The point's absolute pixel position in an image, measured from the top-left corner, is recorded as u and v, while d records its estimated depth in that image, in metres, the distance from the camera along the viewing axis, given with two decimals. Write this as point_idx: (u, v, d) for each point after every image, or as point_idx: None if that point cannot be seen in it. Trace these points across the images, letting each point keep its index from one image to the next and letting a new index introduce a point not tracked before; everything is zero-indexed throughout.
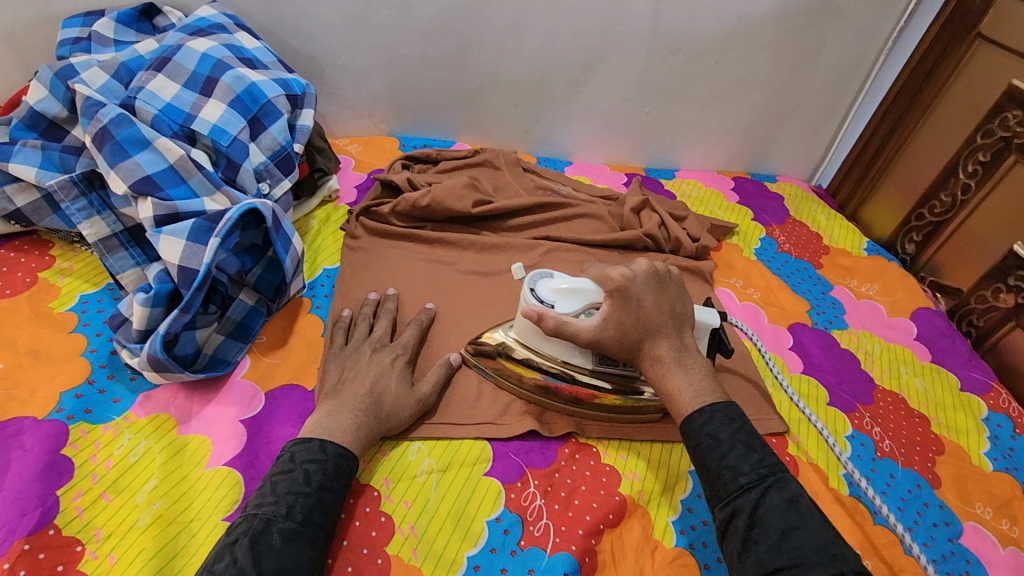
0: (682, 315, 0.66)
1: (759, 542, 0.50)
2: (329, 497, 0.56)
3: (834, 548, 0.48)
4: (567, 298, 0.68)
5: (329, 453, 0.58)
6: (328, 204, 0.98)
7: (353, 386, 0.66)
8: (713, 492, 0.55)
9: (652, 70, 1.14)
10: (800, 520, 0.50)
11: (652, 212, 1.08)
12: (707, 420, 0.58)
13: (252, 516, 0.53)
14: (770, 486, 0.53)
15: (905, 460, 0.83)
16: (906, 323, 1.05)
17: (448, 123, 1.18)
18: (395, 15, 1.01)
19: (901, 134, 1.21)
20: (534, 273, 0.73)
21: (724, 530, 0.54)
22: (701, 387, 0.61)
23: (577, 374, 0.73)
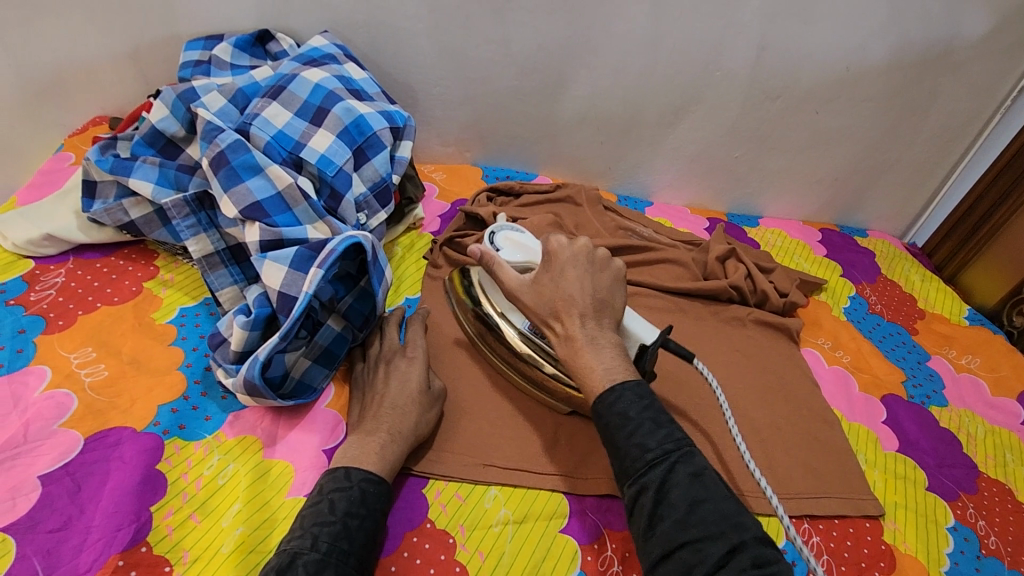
0: (606, 298, 0.66)
1: (665, 517, 0.52)
2: (354, 522, 0.56)
3: (734, 516, 0.51)
4: (514, 249, 0.81)
5: (353, 480, 0.59)
6: (412, 231, 0.99)
7: (375, 416, 0.66)
8: (622, 470, 0.56)
9: (746, 116, 1.11)
10: (703, 492, 0.52)
11: (737, 262, 1.04)
12: (616, 399, 0.58)
13: (281, 553, 0.53)
14: (675, 462, 0.54)
15: (1015, 561, 0.75)
16: (1012, 406, 0.97)
17: (532, 156, 1.18)
18: (494, 50, 1.02)
19: (1016, 198, 1.13)
20: (503, 224, 0.86)
21: (631, 507, 0.54)
22: (612, 366, 0.61)
23: (512, 334, 0.76)
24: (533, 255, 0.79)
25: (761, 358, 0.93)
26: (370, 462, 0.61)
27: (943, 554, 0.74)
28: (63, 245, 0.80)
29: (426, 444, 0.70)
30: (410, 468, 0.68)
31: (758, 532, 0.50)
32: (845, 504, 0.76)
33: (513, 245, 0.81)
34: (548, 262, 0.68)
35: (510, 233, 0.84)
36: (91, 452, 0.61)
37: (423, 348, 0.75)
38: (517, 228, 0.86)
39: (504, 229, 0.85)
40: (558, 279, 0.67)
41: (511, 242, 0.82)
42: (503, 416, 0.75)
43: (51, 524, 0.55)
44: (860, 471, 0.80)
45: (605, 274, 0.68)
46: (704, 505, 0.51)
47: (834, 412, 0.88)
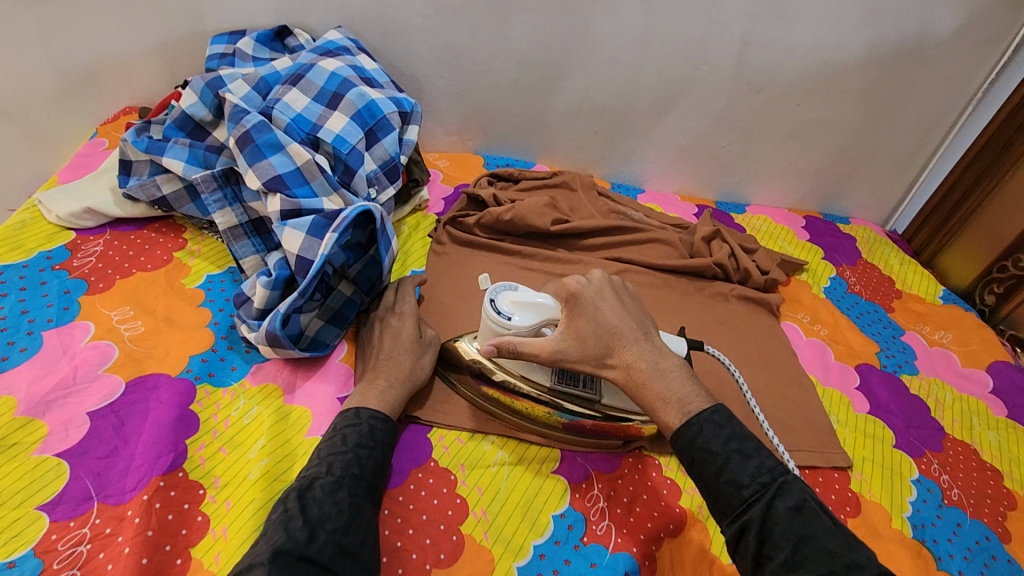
0: (641, 319, 0.69)
1: (772, 556, 0.52)
2: (364, 452, 0.63)
3: (845, 553, 0.51)
4: (526, 312, 0.70)
5: (363, 417, 0.66)
6: (418, 212, 1.06)
7: (375, 367, 0.73)
8: (718, 507, 0.57)
9: (731, 107, 1.19)
10: (809, 528, 0.52)
11: (722, 242, 1.10)
12: (696, 434, 0.59)
13: (302, 478, 0.61)
14: (773, 497, 0.54)
15: (974, 511, 0.81)
16: (981, 376, 1.03)
17: (531, 145, 1.26)
18: (495, 45, 1.10)
19: (986, 184, 1.20)
20: (497, 284, 0.74)
21: (735, 544, 0.55)
22: (683, 396, 0.62)
23: (537, 392, 0.73)
24: (551, 311, 0.70)
25: (742, 329, 1.00)
26: (373, 402, 0.68)
27: (906, 502, 0.80)
28: (101, 218, 0.88)
29: (428, 395, 0.77)
30: (415, 416, 0.75)
31: (875, 566, 0.49)
32: (815, 457, 0.82)
33: (522, 307, 0.70)
34: (575, 304, 0.69)
35: (510, 293, 0.72)
36: (132, 394, 0.68)
37: (413, 304, 0.81)
38: (511, 283, 0.74)
39: (501, 291, 0.73)
40: (592, 317, 0.67)
41: (517, 306, 0.70)
42: None
43: (100, 451, 0.63)
44: (831, 430, 0.87)
45: (627, 302, 0.70)
46: (811, 543, 0.51)
47: (809, 378, 0.95)
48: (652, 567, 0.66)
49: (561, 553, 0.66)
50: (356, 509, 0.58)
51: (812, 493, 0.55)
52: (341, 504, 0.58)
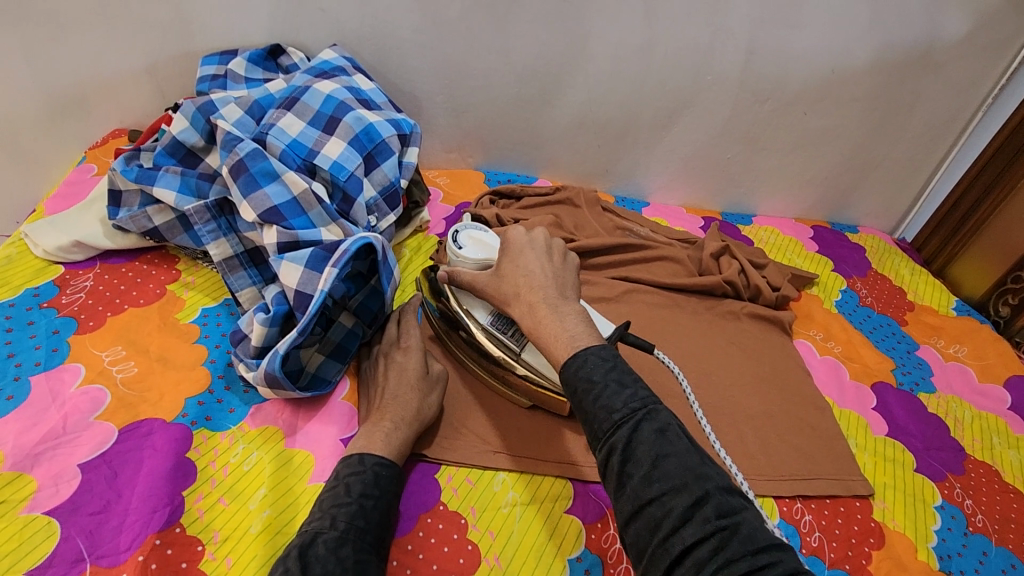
0: (564, 278, 0.69)
1: (632, 474, 0.50)
2: (369, 502, 0.60)
3: (700, 469, 0.50)
4: (476, 247, 0.78)
5: (367, 464, 0.63)
6: (419, 234, 1.03)
7: (381, 407, 0.70)
8: (591, 433, 0.54)
9: (737, 118, 1.16)
10: (669, 447, 0.51)
11: (731, 258, 1.08)
12: (581, 365, 0.57)
13: (304, 532, 0.58)
14: (640, 420, 0.52)
15: (1000, 538, 0.79)
16: (999, 392, 1.00)
17: (532, 160, 1.23)
18: (494, 59, 1.07)
19: (995, 197, 1.18)
20: (468, 223, 0.83)
21: (603, 470, 0.52)
22: (576, 332, 0.61)
23: (473, 327, 0.75)
24: (494, 255, 0.77)
25: (754, 349, 0.97)
26: (377, 447, 0.65)
27: (931, 531, 0.77)
28: (90, 250, 0.84)
29: (434, 434, 0.74)
30: (424, 455, 0.72)
31: (724, 483, 0.49)
32: (835, 486, 0.80)
33: (476, 243, 0.79)
34: (505, 252, 0.71)
35: (473, 231, 0.81)
36: (125, 442, 0.65)
37: (420, 338, 0.79)
38: (480, 227, 0.83)
39: (468, 228, 0.82)
40: (514, 263, 0.70)
41: (473, 241, 0.79)
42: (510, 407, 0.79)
43: (92, 507, 0.59)
44: (851, 455, 0.84)
45: (557, 259, 0.71)
46: (670, 460, 0.50)
47: (825, 399, 0.92)
48: None
49: None
50: (360, 566, 0.55)
51: (677, 419, 0.54)
52: (345, 561, 0.55)
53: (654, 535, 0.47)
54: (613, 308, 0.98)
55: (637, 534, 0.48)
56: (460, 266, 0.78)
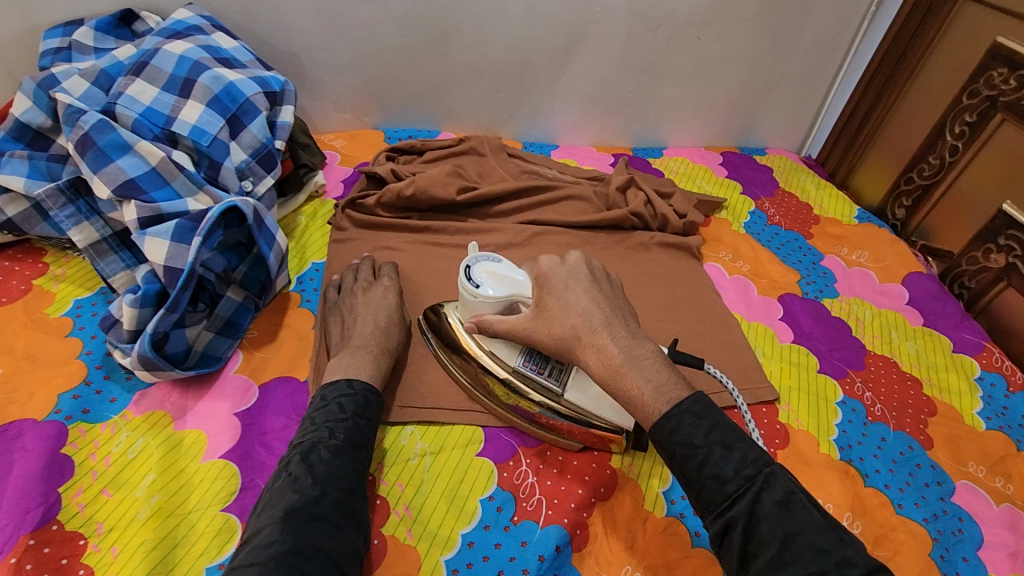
0: (620, 307, 0.63)
1: (758, 554, 0.48)
2: (363, 421, 0.62)
3: (837, 552, 0.46)
4: (497, 284, 0.69)
5: (356, 388, 0.64)
6: (315, 199, 0.99)
7: (362, 333, 0.71)
8: (699, 502, 0.52)
9: (633, 48, 1.14)
10: (797, 523, 0.48)
11: (637, 190, 1.08)
12: (676, 426, 0.52)
13: (299, 443, 0.58)
14: (759, 491, 0.49)
15: (897, 422, 0.83)
16: (898, 289, 1.04)
17: (432, 113, 1.19)
18: (373, 7, 1.02)
19: (886, 101, 1.21)
20: (479, 252, 0.73)
21: (719, 541, 0.50)
22: (660, 382, 0.55)
23: (500, 374, 0.71)
24: (519, 292, 0.68)
25: (665, 277, 0.98)
26: (366, 374, 0.66)
27: (832, 425, 0.81)
28: None
29: None
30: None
31: (867, 563, 0.46)
32: (744, 395, 0.82)
33: (495, 279, 0.70)
34: (543, 288, 0.65)
35: (488, 263, 0.71)
36: None
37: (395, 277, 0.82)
38: (494, 255, 0.73)
39: (480, 260, 0.72)
40: (561, 299, 0.63)
41: (491, 276, 0.70)
42: (419, 361, 0.79)
43: None
44: (758, 364, 0.87)
45: (603, 284, 0.65)
46: (801, 539, 0.47)
47: (733, 315, 0.95)
48: (585, 536, 0.64)
49: (491, 538, 0.63)
50: (358, 477, 0.58)
51: (795, 481, 0.51)
52: (346, 467, 0.57)
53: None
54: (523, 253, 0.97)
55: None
56: (481, 308, 0.70)
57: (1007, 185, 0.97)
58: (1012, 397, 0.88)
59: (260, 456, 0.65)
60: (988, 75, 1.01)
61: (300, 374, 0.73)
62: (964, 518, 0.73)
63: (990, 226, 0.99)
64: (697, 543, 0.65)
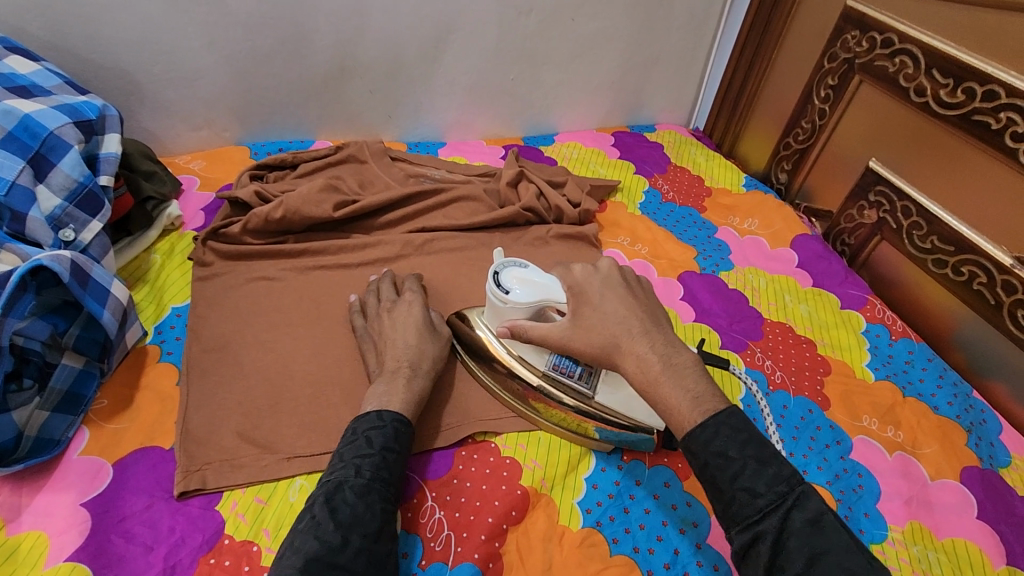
0: (654, 312, 0.61)
1: (786, 570, 0.47)
2: (393, 455, 0.59)
3: (863, 572, 0.45)
4: (528, 289, 0.68)
5: (387, 419, 0.61)
6: (171, 233, 0.88)
7: (394, 356, 0.69)
8: (726, 514, 0.51)
9: (507, 34, 1.10)
10: (826, 542, 0.47)
11: (529, 183, 1.05)
12: (712, 437, 0.51)
13: (327, 481, 0.56)
14: (790, 508, 0.48)
15: (796, 387, 0.85)
16: (787, 253, 1.08)
17: (302, 121, 1.09)
18: (210, 11, 0.91)
19: (758, 68, 1.24)
20: (507, 258, 0.72)
21: (743, 553, 0.49)
22: (697, 392, 0.54)
23: (530, 378, 0.71)
24: (551, 296, 0.66)
25: None
26: (397, 404, 0.64)
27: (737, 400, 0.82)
28: None
29: (209, 459, 0.64)
30: (201, 486, 0.61)
31: None
32: None
33: (525, 285, 0.68)
34: (579, 296, 0.62)
35: (516, 269, 0.70)
36: None
37: (419, 292, 0.79)
38: (521, 262, 0.72)
39: (508, 266, 0.71)
40: (599, 308, 0.60)
41: (523, 281, 0.68)
42: (307, 402, 0.71)
43: None
44: None
45: (637, 293, 0.63)
46: (829, 559, 0.46)
47: None
48: (498, 567, 0.61)
49: None
50: (384, 517, 0.55)
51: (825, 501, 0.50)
52: (373, 508, 0.55)
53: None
54: (416, 263, 0.92)
55: None
56: (513, 314, 0.68)
57: (873, 143, 1.00)
58: (895, 344, 0.93)
59: (119, 548, 0.56)
60: (844, 39, 1.04)
61: (164, 442, 0.65)
62: (862, 473, 0.76)
63: (861, 183, 1.04)
64: (615, 551, 0.64)
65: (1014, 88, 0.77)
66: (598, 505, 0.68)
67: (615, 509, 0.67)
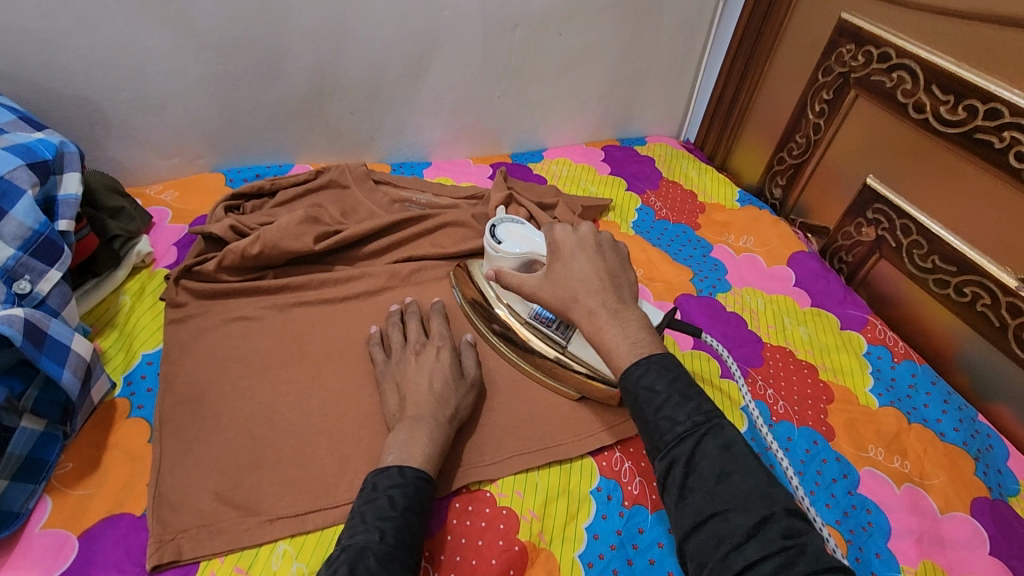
0: (619, 275, 0.62)
1: (695, 489, 0.49)
2: (414, 517, 0.55)
3: (765, 488, 0.47)
4: (517, 242, 0.75)
5: (408, 478, 0.58)
6: (141, 272, 0.83)
7: (417, 403, 0.66)
8: (652, 444, 0.52)
9: (493, 51, 1.06)
10: (735, 464, 0.48)
11: (518, 206, 1.01)
12: (644, 373, 0.54)
13: (347, 545, 0.51)
14: (705, 435, 0.50)
15: (800, 418, 0.82)
16: (785, 271, 1.05)
17: (281, 144, 1.05)
18: (177, 34, 0.86)
19: (750, 81, 1.21)
20: (505, 216, 0.80)
21: (664, 482, 0.51)
22: (636, 339, 0.57)
23: (514, 321, 0.80)
24: (537, 250, 0.73)
25: None
26: (418, 458, 0.60)
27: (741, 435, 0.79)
28: None
29: (184, 526, 0.59)
30: (175, 558, 0.57)
31: (790, 503, 0.47)
32: None
33: (518, 238, 0.76)
34: (554, 255, 0.64)
35: (512, 225, 0.78)
36: None
37: (445, 333, 0.76)
38: (518, 220, 0.79)
39: (505, 221, 0.79)
40: (568, 264, 0.62)
41: (514, 235, 0.76)
42: (289, 454, 0.67)
43: None
44: None
45: (609, 254, 0.63)
46: (735, 478, 0.48)
47: None
48: None
49: None
50: None
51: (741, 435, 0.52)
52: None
53: (716, 548, 0.45)
54: (403, 293, 0.88)
55: (698, 545, 0.46)
56: (501, 262, 0.75)
57: (870, 159, 0.98)
58: (898, 368, 0.91)
59: None
60: (838, 52, 1.02)
61: (135, 508, 0.60)
62: (871, 509, 0.73)
63: (858, 199, 1.01)
64: None
65: (1016, 107, 0.75)
66: (600, 557, 0.64)
67: (619, 561, 0.64)
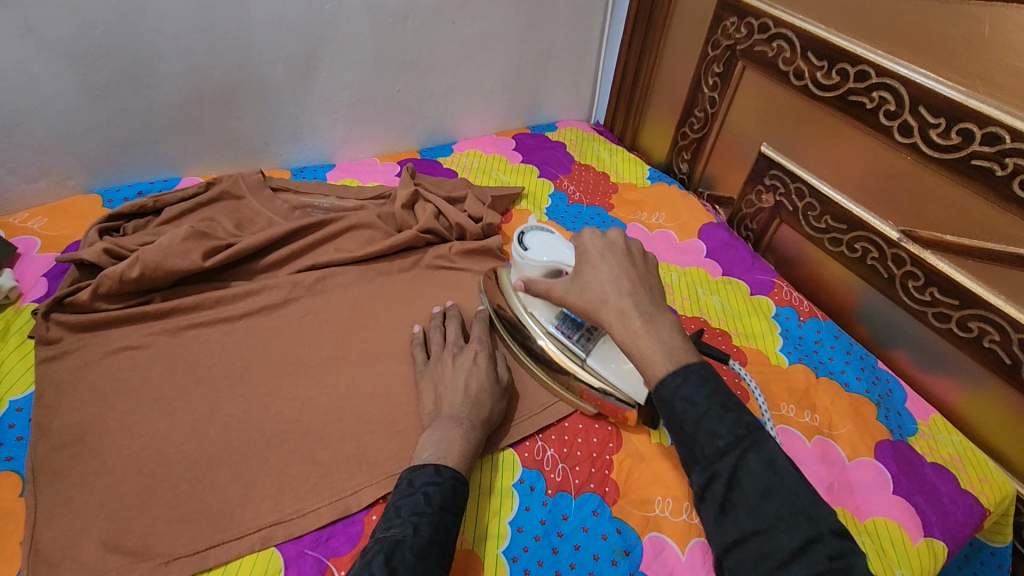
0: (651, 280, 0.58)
1: (738, 505, 0.46)
2: (450, 516, 0.55)
3: (813, 509, 0.45)
4: (545, 255, 0.69)
5: (445, 475, 0.58)
6: (7, 310, 0.77)
7: (452, 402, 0.66)
8: (688, 454, 0.49)
9: (384, 44, 1.02)
10: (779, 482, 0.45)
11: (426, 203, 0.98)
12: (681, 383, 0.49)
13: (382, 537, 0.52)
14: (747, 449, 0.47)
15: None
16: (696, 244, 1.07)
17: (163, 158, 0.98)
18: (22, 45, 0.79)
19: (649, 59, 1.23)
20: (535, 222, 0.74)
21: (700, 493, 0.48)
22: (673, 345, 0.51)
23: (535, 330, 0.76)
24: (563, 260, 0.67)
25: (470, 288, 0.90)
26: (454, 458, 0.60)
27: None
28: None
29: None
30: None
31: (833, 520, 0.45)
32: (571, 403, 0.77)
33: (546, 247, 0.70)
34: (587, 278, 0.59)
35: (542, 232, 0.72)
36: None
37: (484, 338, 0.75)
38: (551, 227, 0.73)
39: (534, 229, 0.73)
40: (595, 267, 0.58)
41: (544, 244, 0.70)
42: (186, 487, 0.63)
43: None
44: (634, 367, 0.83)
45: (639, 259, 0.59)
46: (780, 495, 0.45)
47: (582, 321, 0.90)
48: None
49: None
50: None
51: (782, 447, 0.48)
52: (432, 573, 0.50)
53: (758, 567, 0.43)
54: (309, 304, 0.84)
55: (737, 561, 0.45)
56: (527, 271, 0.70)
57: (762, 127, 1.01)
58: (804, 326, 0.94)
59: None
60: (723, 26, 1.04)
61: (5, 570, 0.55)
62: None
63: (755, 168, 1.04)
64: None
65: (881, 68, 0.79)
66: (525, 550, 0.63)
67: (543, 552, 0.64)
